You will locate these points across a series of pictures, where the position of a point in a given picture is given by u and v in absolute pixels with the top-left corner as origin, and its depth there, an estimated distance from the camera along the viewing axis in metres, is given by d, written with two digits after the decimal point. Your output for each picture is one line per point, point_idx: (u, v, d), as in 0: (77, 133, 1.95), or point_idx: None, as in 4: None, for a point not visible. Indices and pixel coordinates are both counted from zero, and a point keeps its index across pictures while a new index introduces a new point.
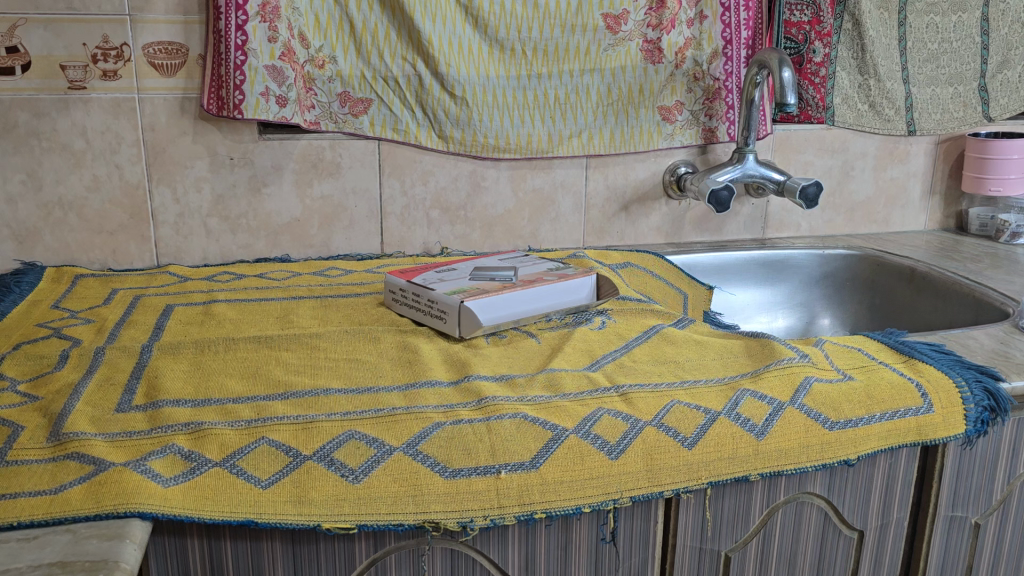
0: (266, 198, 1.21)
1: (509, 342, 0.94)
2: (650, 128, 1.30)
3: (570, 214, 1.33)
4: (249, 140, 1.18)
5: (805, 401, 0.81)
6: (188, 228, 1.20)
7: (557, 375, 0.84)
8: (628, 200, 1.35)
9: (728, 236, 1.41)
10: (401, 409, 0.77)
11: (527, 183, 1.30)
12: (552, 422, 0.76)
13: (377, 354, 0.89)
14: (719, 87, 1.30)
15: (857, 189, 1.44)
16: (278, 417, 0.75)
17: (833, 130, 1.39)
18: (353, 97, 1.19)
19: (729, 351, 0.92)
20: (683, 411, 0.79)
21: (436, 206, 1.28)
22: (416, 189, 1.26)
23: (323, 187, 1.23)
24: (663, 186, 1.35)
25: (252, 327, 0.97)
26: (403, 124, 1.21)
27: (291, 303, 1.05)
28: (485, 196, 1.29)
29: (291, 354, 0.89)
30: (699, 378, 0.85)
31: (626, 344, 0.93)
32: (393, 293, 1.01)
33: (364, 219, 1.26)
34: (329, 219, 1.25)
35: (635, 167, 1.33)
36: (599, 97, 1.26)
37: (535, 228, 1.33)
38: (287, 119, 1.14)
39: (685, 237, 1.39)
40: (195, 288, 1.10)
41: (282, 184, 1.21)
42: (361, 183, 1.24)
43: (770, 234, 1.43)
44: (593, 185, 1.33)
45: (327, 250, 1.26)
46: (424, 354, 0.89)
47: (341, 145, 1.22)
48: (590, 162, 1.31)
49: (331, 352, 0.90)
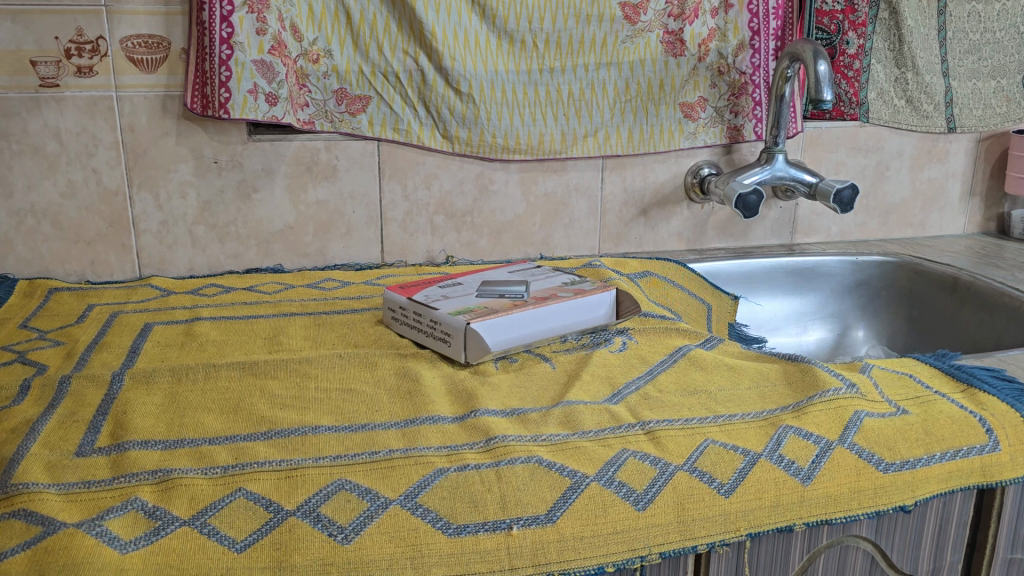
0: (256, 205, 1.12)
1: (520, 367, 0.84)
2: (671, 127, 1.20)
3: (584, 220, 1.24)
4: (237, 142, 1.09)
5: (856, 440, 0.72)
6: (172, 236, 1.11)
7: (575, 410, 0.75)
8: (647, 204, 1.25)
9: (754, 242, 1.32)
10: (399, 452, 0.68)
11: (539, 187, 1.21)
12: (571, 468, 0.66)
13: (374, 384, 0.80)
14: (745, 82, 1.20)
15: (892, 190, 1.34)
16: (259, 463, 0.66)
17: (868, 127, 1.29)
18: (351, 95, 1.09)
19: (765, 378, 0.83)
20: (718, 452, 0.69)
21: (440, 212, 1.18)
22: (418, 193, 1.17)
23: (318, 192, 1.14)
24: (684, 188, 1.26)
25: (237, 351, 0.88)
26: (404, 123, 1.12)
27: (281, 321, 0.96)
28: (493, 200, 1.20)
29: (278, 384, 0.80)
30: (734, 412, 0.75)
31: (650, 369, 0.84)
32: (392, 311, 0.92)
33: (363, 226, 1.17)
34: (325, 226, 1.15)
35: (655, 168, 1.24)
36: (616, 92, 1.17)
37: (547, 235, 1.23)
38: (278, 119, 1.05)
39: (708, 243, 1.30)
40: (178, 304, 1.01)
41: (274, 189, 1.12)
42: (359, 188, 1.15)
43: (799, 240, 1.33)
44: (609, 188, 1.23)
45: (323, 259, 1.17)
46: (426, 384, 0.80)
47: (337, 146, 1.12)
48: (606, 163, 1.22)
49: (323, 381, 0.81)
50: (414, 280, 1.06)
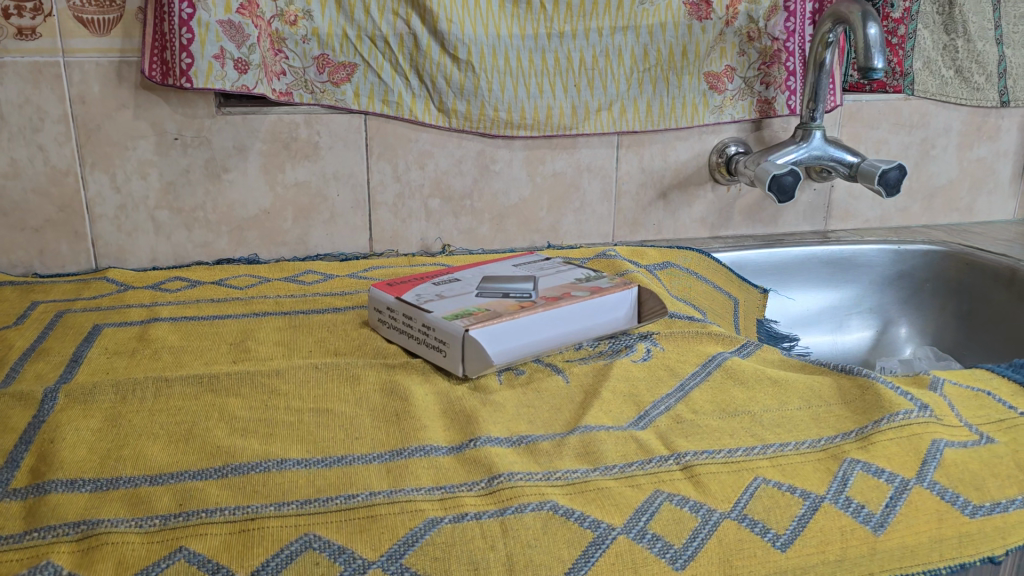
0: (227, 186, 0.99)
1: (527, 382, 0.72)
2: (695, 99, 1.07)
3: (596, 204, 1.11)
4: (204, 116, 0.95)
5: (936, 478, 0.59)
6: (132, 222, 0.98)
7: (595, 438, 0.62)
8: (667, 185, 1.12)
9: (784, 229, 1.19)
10: (382, 496, 0.55)
11: (546, 166, 1.07)
12: (594, 517, 0.54)
13: (354, 404, 0.68)
14: (778, 49, 1.07)
15: (937, 171, 1.20)
16: (208, 512, 0.53)
17: (913, 101, 1.16)
18: (333, 62, 0.96)
19: (817, 396, 0.70)
20: (772, 495, 0.57)
21: (436, 194, 1.05)
22: (411, 174, 1.04)
23: (297, 172, 1.00)
24: (708, 168, 1.13)
25: (197, 360, 0.75)
26: (394, 95, 0.99)
27: (250, 322, 0.83)
28: (495, 181, 1.06)
29: (241, 403, 0.67)
30: (786, 442, 0.63)
31: (680, 385, 0.72)
32: (379, 313, 0.80)
33: (348, 211, 1.03)
34: (305, 211, 1.02)
35: (676, 146, 1.10)
36: (633, 60, 1.04)
37: (555, 220, 1.10)
38: (250, 89, 0.91)
39: (733, 229, 1.17)
40: (135, 301, 0.89)
41: (247, 169, 0.99)
42: (344, 167, 1.01)
43: (834, 226, 1.21)
44: (625, 168, 1.10)
45: (303, 247, 1.04)
46: (418, 404, 0.67)
47: (318, 121, 0.99)
48: (622, 140, 1.08)
49: (294, 400, 0.68)
50: (405, 275, 0.94)
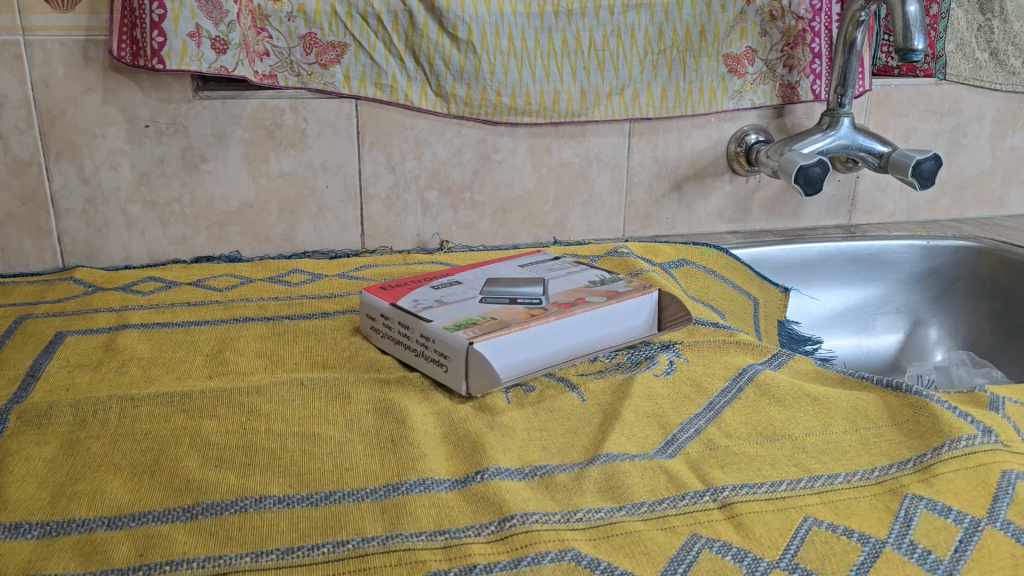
0: (206, 178, 0.90)
1: (539, 401, 0.64)
2: (713, 83, 0.99)
3: (606, 196, 1.03)
4: (180, 100, 0.87)
5: (1012, 517, 0.51)
6: (102, 217, 0.90)
7: (619, 470, 0.54)
8: (682, 176, 1.04)
9: (805, 223, 1.11)
10: (376, 544, 0.48)
11: (552, 156, 0.99)
12: (623, 569, 0.46)
13: (345, 428, 0.60)
14: (803, 29, 0.99)
15: (968, 161, 1.13)
16: (173, 565, 0.46)
17: (945, 86, 1.08)
18: (321, 41, 0.87)
19: (864, 417, 0.62)
20: (826, 539, 0.49)
21: (433, 186, 0.97)
22: (406, 164, 0.95)
23: (282, 162, 0.92)
24: (726, 158, 1.05)
25: (168, 375, 0.67)
26: (388, 78, 0.91)
27: (230, 330, 0.75)
28: (498, 172, 0.98)
29: (216, 425, 0.60)
30: (835, 473, 0.56)
31: (710, 404, 0.64)
32: (372, 321, 0.72)
33: (338, 204, 0.95)
34: (292, 204, 0.94)
35: (692, 134, 1.02)
36: (647, 41, 0.95)
37: (562, 214, 1.02)
38: (229, 71, 0.83)
39: (752, 223, 1.09)
40: (103, 305, 0.80)
41: (228, 159, 0.90)
42: (333, 157, 0.93)
43: (858, 220, 1.13)
44: (637, 157, 1.02)
45: (290, 244, 0.95)
46: (417, 428, 0.60)
47: (305, 106, 0.90)
48: (634, 127, 1.00)
49: (276, 423, 0.60)
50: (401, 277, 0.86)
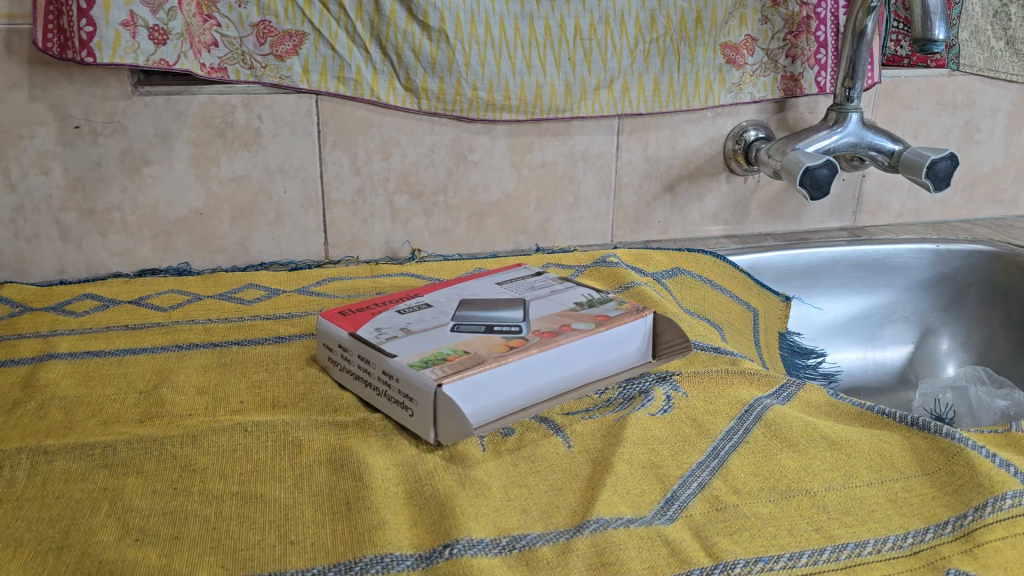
0: (149, 182, 0.81)
1: (518, 448, 0.56)
2: (709, 75, 0.91)
3: (593, 198, 0.94)
4: (117, 96, 0.77)
5: None
6: (33, 227, 0.80)
7: (612, 541, 0.46)
8: (675, 176, 0.96)
9: (807, 226, 1.03)
10: None
11: (534, 155, 0.91)
12: None
13: (292, 488, 0.51)
14: (807, 15, 0.91)
15: (981, 158, 1.05)
16: None
17: (957, 77, 1.00)
18: (277, 30, 0.78)
19: (890, 466, 0.55)
20: None
21: (403, 189, 0.88)
22: (373, 165, 0.87)
23: (235, 165, 0.83)
24: (723, 156, 0.96)
25: (93, 418, 0.58)
26: (351, 70, 0.82)
27: (170, 361, 0.66)
28: (474, 174, 0.90)
29: (141, 486, 0.51)
30: (863, 540, 0.48)
31: (714, 450, 0.56)
32: (330, 352, 0.63)
33: (298, 210, 0.86)
34: (246, 211, 0.85)
35: (686, 131, 0.94)
36: (637, 29, 0.87)
37: (544, 219, 0.94)
38: (169, 64, 0.74)
39: (750, 226, 1.01)
40: (29, 329, 0.71)
41: (174, 161, 0.81)
42: (292, 158, 0.84)
43: (863, 221, 1.05)
44: (627, 156, 0.93)
45: (245, 254, 0.86)
46: (377, 486, 0.51)
47: (259, 102, 0.81)
48: (624, 124, 0.92)
49: (212, 482, 0.51)
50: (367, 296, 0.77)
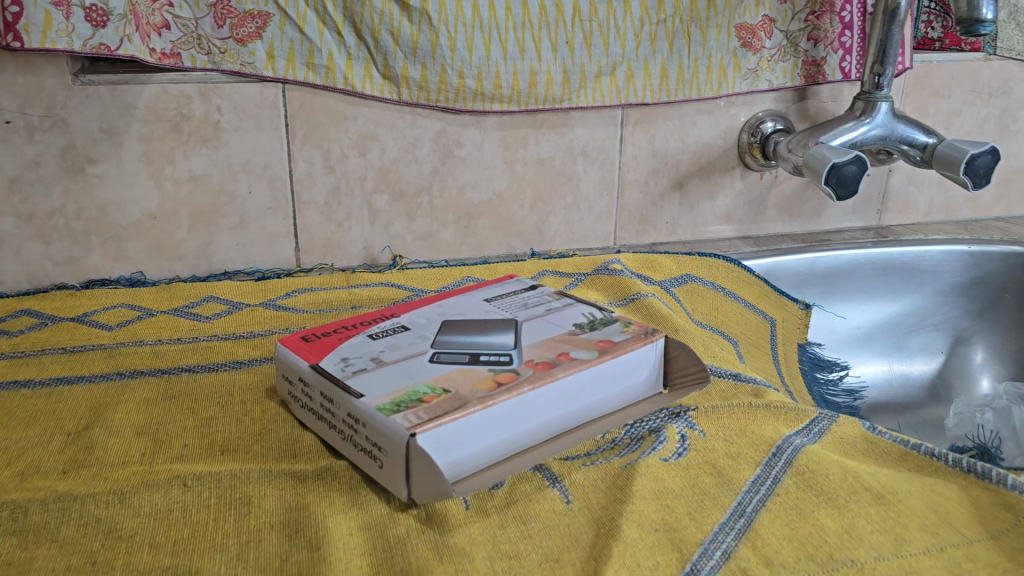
0: (95, 183, 0.72)
1: (507, 506, 0.47)
2: (722, 60, 0.82)
3: (594, 197, 0.86)
4: (56, 87, 0.68)
5: None
6: None
7: None
8: (684, 173, 0.87)
9: (828, 225, 0.95)
10: None
11: (529, 151, 0.82)
12: None
13: (236, 561, 0.42)
14: None
15: (1017, 150, 0.96)
16: None
17: (994, 62, 0.91)
18: (236, 11, 0.69)
19: (948, 527, 0.46)
20: None
21: (383, 189, 0.79)
22: (348, 162, 0.78)
23: (192, 163, 0.74)
24: (738, 150, 0.88)
25: (7, 467, 0.49)
26: (322, 56, 0.72)
27: (108, 394, 0.57)
28: (462, 171, 0.81)
29: (52, 560, 0.42)
30: None
31: (739, 508, 0.47)
32: (290, 385, 0.54)
33: (265, 213, 0.77)
34: (207, 214, 0.76)
35: (697, 122, 0.85)
36: (643, 8, 0.78)
37: (540, 221, 0.85)
38: (111, 50, 0.65)
39: (766, 226, 0.92)
40: None
41: (122, 159, 0.72)
42: (257, 155, 0.75)
43: (888, 220, 0.97)
44: (631, 151, 0.84)
45: (206, 262, 0.78)
46: (337, 558, 0.42)
47: (219, 93, 0.72)
48: (628, 115, 0.83)
49: (139, 554, 0.43)
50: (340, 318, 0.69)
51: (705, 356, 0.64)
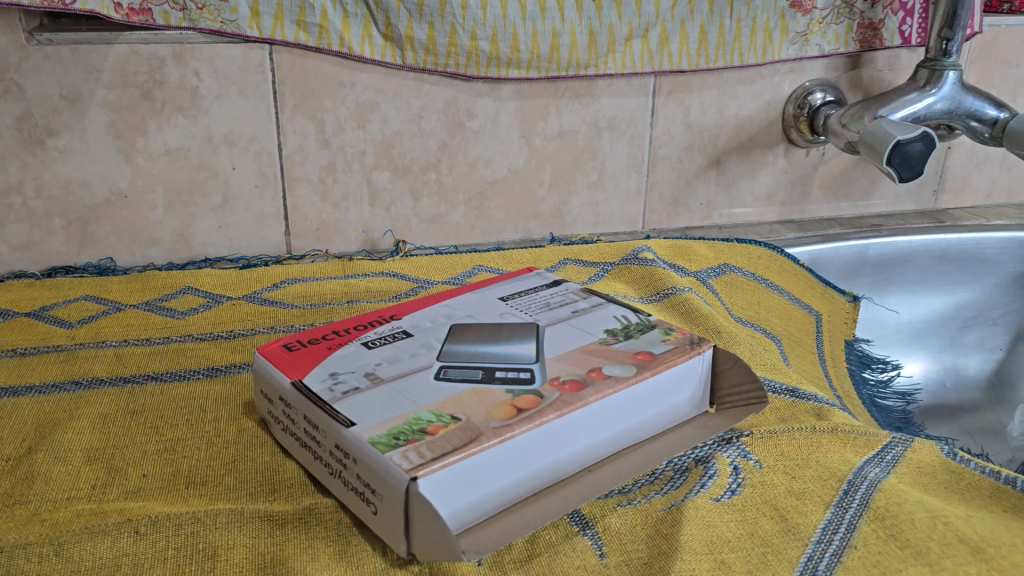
0: (57, 158, 0.63)
1: (528, 561, 0.39)
2: (769, 22, 0.72)
3: (620, 176, 0.77)
4: (8, 46, 0.59)
5: None
6: None
7: None
8: (722, 149, 0.78)
9: (877, 208, 0.86)
10: None
11: (549, 123, 0.73)
12: None
13: None
14: None
15: None
16: None
17: None
18: None
19: None
20: None
21: (385, 165, 0.70)
22: (345, 135, 0.69)
23: (168, 135, 0.65)
24: (782, 124, 0.78)
25: None
26: (314, 14, 0.63)
27: (59, 409, 0.49)
28: (474, 145, 0.72)
29: None
30: None
31: (809, 566, 0.39)
32: (270, 404, 0.46)
33: (251, 191, 0.68)
34: (185, 193, 0.67)
35: (737, 92, 0.76)
36: None
37: (561, 202, 0.76)
38: (65, 3, 0.57)
39: (810, 209, 0.83)
40: None
41: (87, 130, 0.63)
42: (241, 127, 0.66)
43: (944, 202, 0.87)
44: (664, 124, 0.75)
45: (185, 247, 0.69)
46: None
47: (196, 55, 0.63)
48: (661, 84, 0.73)
49: None
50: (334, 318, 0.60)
51: (758, 367, 0.56)
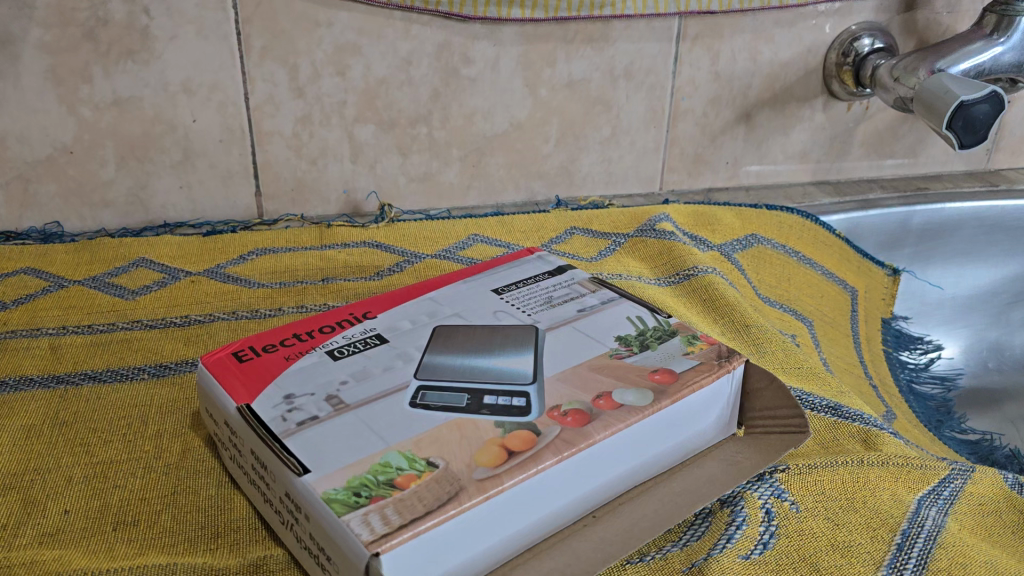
0: None
1: None
2: None
3: (637, 131, 0.68)
4: None
5: None
6: None
7: None
8: (753, 101, 0.69)
9: (922, 167, 0.77)
10: None
11: (558, 71, 0.64)
12: None
13: None
14: None
15: None
16: None
17: None
18: None
19: None
20: None
21: (369, 118, 0.62)
22: (322, 83, 0.60)
23: (117, 82, 0.56)
24: (822, 73, 0.69)
25: None
26: None
27: None
28: (470, 96, 0.63)
29: None
30: None
31: None
32: (216, 426, 0.39)
33: (215, 147, 0.60)
34: (140, 149, 0.59)
35: (774, 36, 0.66)
36: None
37: (568, 159, 0.68)
38: None
39: (847, 168, 0.75)
40: None
41: (22, 77, 0.54)
42: (202, 73, 0.57)
43: (998, 162, 0.78)
44: (688, 72, 0.66)
45: (142, 209, 0.61)
46: None
47: None
48: (688, 26, 0.64)
49: None
50: (305, 303, 0.53)
51: (789, 372, 0.48)
